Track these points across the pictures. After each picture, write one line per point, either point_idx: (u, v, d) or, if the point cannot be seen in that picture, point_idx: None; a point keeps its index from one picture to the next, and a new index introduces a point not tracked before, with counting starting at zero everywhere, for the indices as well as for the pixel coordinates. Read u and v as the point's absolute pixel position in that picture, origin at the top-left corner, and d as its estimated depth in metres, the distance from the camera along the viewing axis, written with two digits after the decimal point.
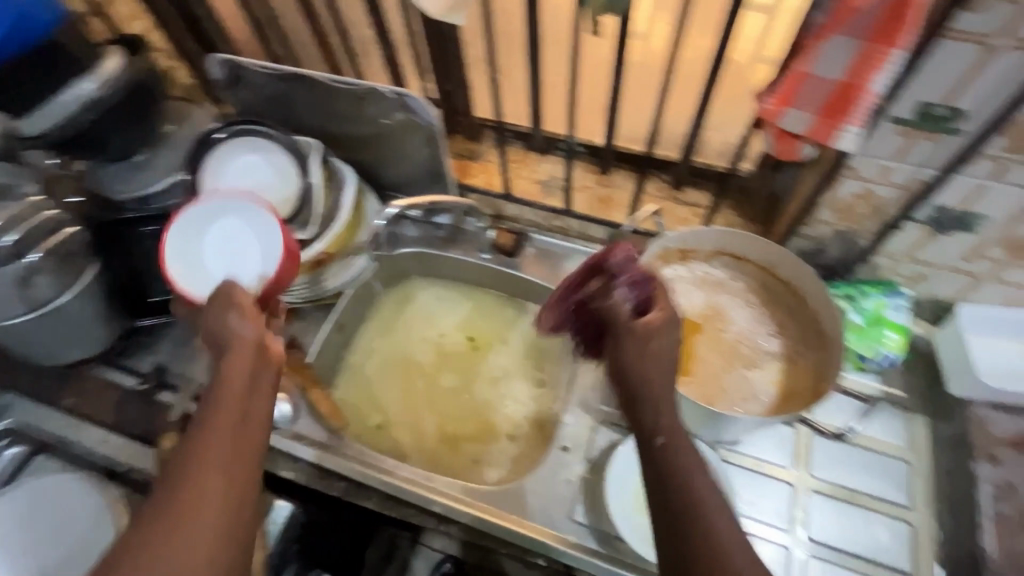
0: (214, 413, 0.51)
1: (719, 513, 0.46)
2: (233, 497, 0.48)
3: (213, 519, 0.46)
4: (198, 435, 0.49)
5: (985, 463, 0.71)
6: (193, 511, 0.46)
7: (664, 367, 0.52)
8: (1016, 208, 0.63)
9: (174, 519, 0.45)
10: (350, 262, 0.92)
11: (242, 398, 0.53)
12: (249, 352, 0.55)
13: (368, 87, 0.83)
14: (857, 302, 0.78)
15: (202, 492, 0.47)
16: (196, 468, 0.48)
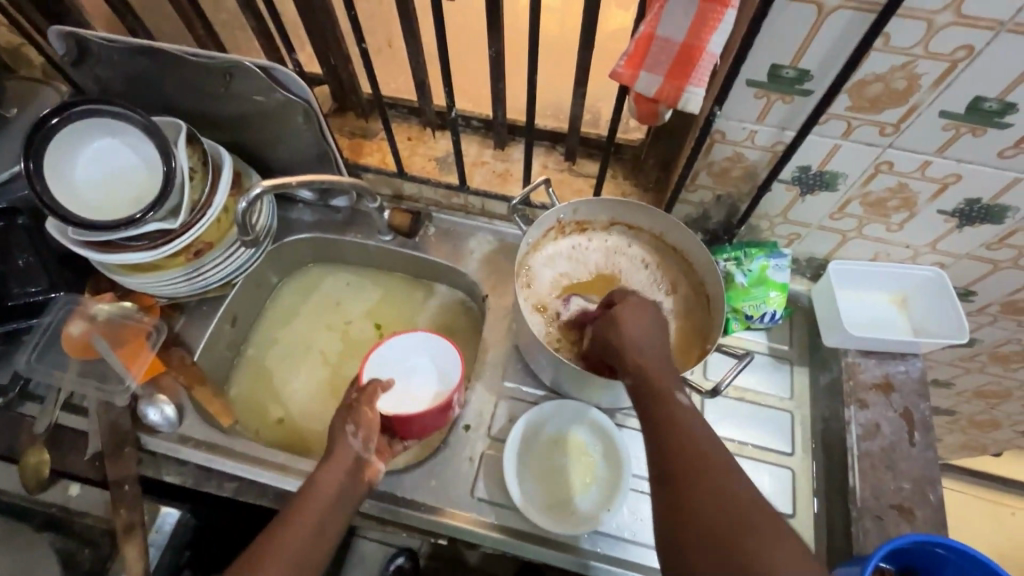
0: (303, 520, 0.60)
1: (712, 490, 0.49)
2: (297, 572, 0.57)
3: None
4: (304, 511, 0.60)
5: (854, 407, 0.75)
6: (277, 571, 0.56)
7: (641, 341, 0.62)
8: (867, 166, 0.66)
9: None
10: (233, 251, 0.84)
11: (331, 505, 0.62)
12: (341, 476, 0.64)
13: (230, 61, 0.75)
14: (742, 264, 0.81)
15: (291, 540, 0.58)
16: (290, 535, 0.58)
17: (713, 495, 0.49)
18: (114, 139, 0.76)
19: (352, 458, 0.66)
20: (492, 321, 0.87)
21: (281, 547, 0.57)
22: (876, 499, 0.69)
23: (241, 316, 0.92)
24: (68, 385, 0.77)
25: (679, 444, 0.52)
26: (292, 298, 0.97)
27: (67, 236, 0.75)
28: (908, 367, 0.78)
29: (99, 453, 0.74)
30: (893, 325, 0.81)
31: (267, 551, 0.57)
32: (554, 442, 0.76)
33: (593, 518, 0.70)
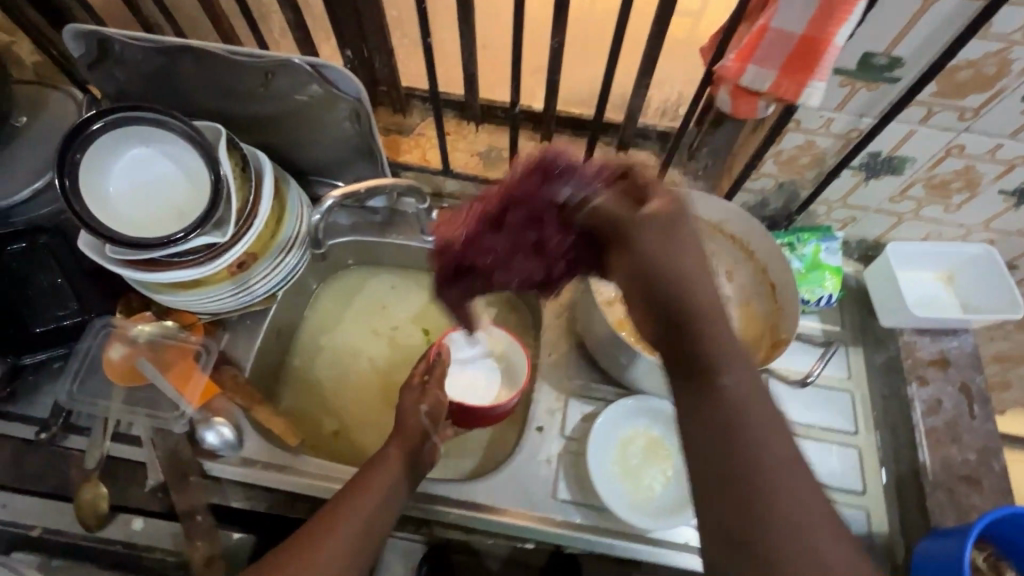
0: (375, 487, 0.58)
1: (787, 468, 0.38)
2: (366, 538, 0.54)
3: (351, 544, 0.52)
4: (377, 476, 0.60)
5: (915, 384, 0.78)
6: (349, 532, 0.53)
7: (680, 269, 0.46)
8: (937, 150, 0.67)
9: (332, 541, 0.51)
10: (278, 262, 0.80)
11: (399, 475, 0.61)
12: (410, 450, 0.64)
13: (276, 59, 0.70)
14: (797, 249, 0.82)
15: (364, 504, 0.56)
16: (363, 496, 0.57)
17: (784, 472, 0.38)
18: (149, 148, 0.71)
19: (420, 433, 0.67)
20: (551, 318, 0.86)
21: (355, 509, 0.55)
22: (947, 472, 0.72)
23: (284, 327, 0.87)
24: (116, 415, 0.73)
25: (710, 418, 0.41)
26: (331, 305, 0.93)
27: (105, 255, 0.69)
28: (961, 342, 0.80)
29: (160, 485, 0.71)
30: (945, 302, 0.82)
31: (338, 512, 0.54)
32: (630, 440, 0.75)
33: (678, 513, 0.71)
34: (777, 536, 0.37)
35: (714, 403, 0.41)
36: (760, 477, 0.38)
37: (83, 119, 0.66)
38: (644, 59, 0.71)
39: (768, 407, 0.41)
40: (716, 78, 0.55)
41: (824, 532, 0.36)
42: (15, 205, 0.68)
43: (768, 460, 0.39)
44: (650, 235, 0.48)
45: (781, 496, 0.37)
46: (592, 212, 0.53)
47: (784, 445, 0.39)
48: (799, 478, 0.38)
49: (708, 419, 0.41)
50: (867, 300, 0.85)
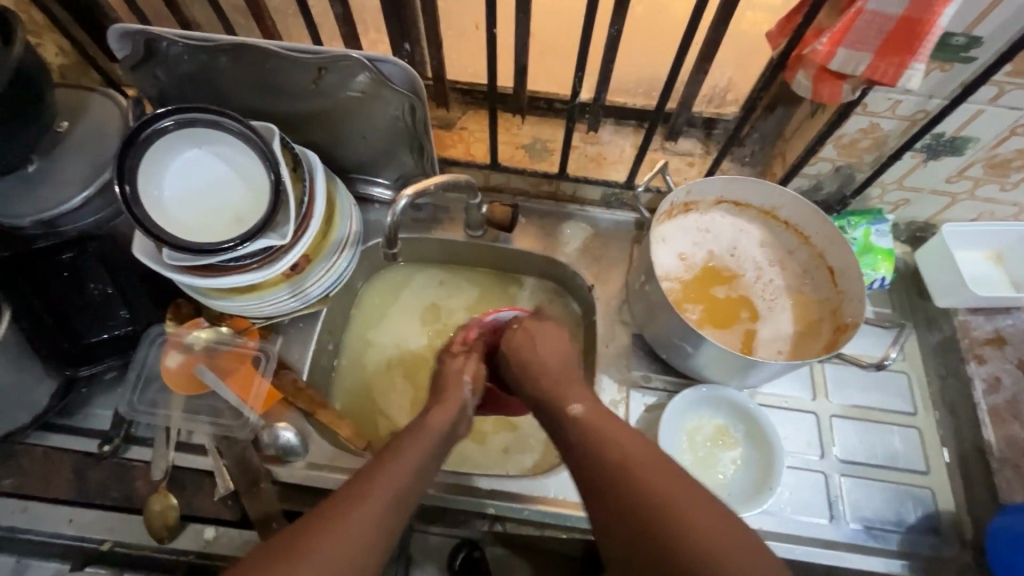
0: (405, 459, 0.56)
1: (660, 477, 0.49)
2: (396, 511, 0.52)
3: (380, 518, 0.50)
4: (407, 450, 0.57)
5: (974, 363, 0.78)
6: (378, 506, 0.51)
7: (551, 375, 0.63)
8: (1002, 129, 0.67)
9: (359, 512, 0.49)
10: (332, 263, 0.78)
11: (428, 450, 0.58)
12: (445, 423, 0.63)
13: (330, 55, 0.68)
14: (848, 233, 0.82)
15: (392, 478, 0.53)
16: (392, 469, 0.54)
17: (661, 487, 0.48)
18: (204, 150, 0.68)
19: (458, 406, 0.65)
20: (606, 310, 0.85)
21: (386, 483, 0.53)
22: (1012, 448, 0.74)
23: (335, 328, 0.86)
24: (178, 424, 0.71)
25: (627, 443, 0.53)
26: (377, 305, 0.92)
27: (162, 261, 0.67)
28: (1015, 320, 0.81)
29: (231, 493, 0.70)
30: (997, 280, 0.83)
31: (370, 485, 0.52)
32: (698, 428, 0.76)
33: (751, 499, 0.72)
34: (690, 543, 0.44)
35: (602, 459, 0.52)
36: (624, 487, 0.49)
37: (152, 116, 0.64)
38: (704, 46, 0.70)
39: (630, 430, 0.55)
40: (797, 61, 0.55)
41: (709, 520, 0.45)
42: (65, 213, 0.67)
43: (647, 481, 0.49)
44: (542, 379, 0.63)
45: (641, 505, 0.47)
46: (528, 369, 0.65)
47: (660, 463, 0.50)
48: (683, 489, 0.48)
49: (601, 475, 0.51)
50: (918, 281, 0.86)
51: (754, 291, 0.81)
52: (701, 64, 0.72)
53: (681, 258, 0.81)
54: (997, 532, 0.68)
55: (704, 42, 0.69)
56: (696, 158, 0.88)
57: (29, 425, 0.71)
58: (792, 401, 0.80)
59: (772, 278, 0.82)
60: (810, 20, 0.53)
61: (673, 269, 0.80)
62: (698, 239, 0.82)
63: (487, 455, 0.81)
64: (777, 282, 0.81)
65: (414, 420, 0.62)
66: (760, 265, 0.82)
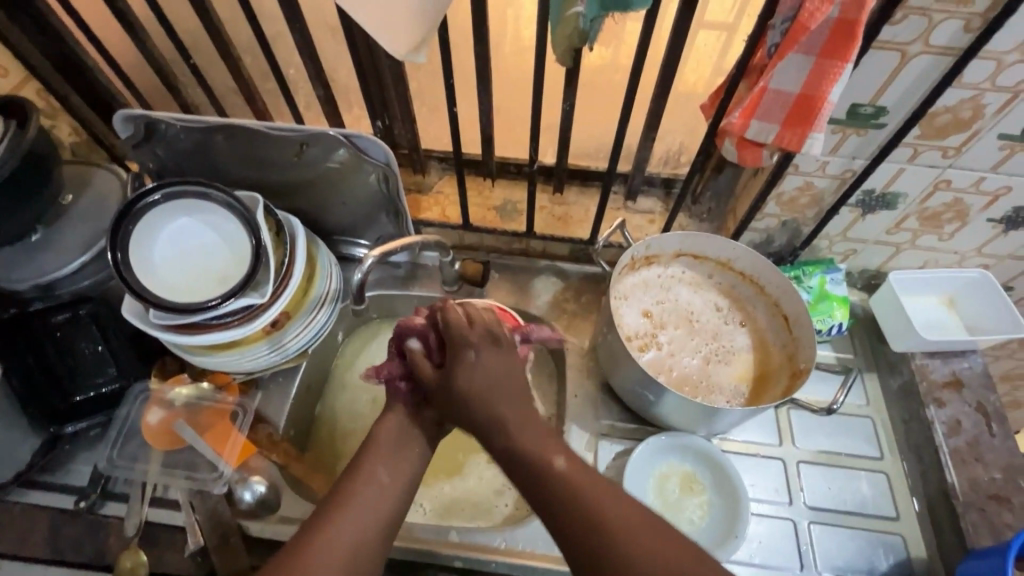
0: (381, 466, 0.60)
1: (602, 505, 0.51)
2: (366, 537, 0.55)
3: (355, 536, 0.54)
4: (381, 456, 0.61)
5: (934, 407, 0.80)
6: (354, 522, 0.55)
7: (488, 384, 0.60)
8: (926, 185, 0.72)
9: (339, 527, 0.54)
10: (309, 320, 0.82)
11: (388, 461, 0.61)
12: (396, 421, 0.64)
13: (309, 131, 0.76)
14: (804, 282, 0.86)
15: (368, 490, 0.57)
16: (366, 485, 0.58)
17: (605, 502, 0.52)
18: (192, 218, 0.75)
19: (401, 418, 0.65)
20: (575, 359, 0.88)
21: (359, 500, 0.56)
22: (975, 492, 0.74)
23: (313, 383, 0.90)
24: (154, 479, 0.74)
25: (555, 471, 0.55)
26: (356, 361, 0.96)
27: (148, 322, 0.71)
28: (971, 363, 0.83)
29: (201, 549, 0.72)
30: (952, 326, 0.86)
31: (340, 507, 0.56)
32: (663, 479, 0.77)
33: (719, 549, 0.72)
34: (626, 549, 0.49)
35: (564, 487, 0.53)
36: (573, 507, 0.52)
37: (143, 191, 0.71)
38: (649, 116, 0.77)
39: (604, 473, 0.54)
40: (721, 131, 0.61)
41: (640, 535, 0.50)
42: (65, 276, 0.71)
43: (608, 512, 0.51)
44: (481, 403, 0.59)
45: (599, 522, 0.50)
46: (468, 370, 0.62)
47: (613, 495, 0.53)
48: (610, 492, 0.53)
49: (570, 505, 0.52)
50: (876, 327, 0.89)
51: (712, 350, 0.84)
52: (648, 131, 0.79)
53: (644, 314, 0.85)
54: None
55: (648, 112, 0.77)
56: (656, 215, 0.95)
57: (10, 482, 0.75)
58: (759, 448, 0.81)
59: (731, 339, 0.85)
60: (728, 94, 0.60)
61: (634, 323, 0.85)
62: (660, 298, 0.87)
63: (459, 507, 0.82)
64: (737, 339, 0.85)
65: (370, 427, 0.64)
66: (716, 324, 0.86)
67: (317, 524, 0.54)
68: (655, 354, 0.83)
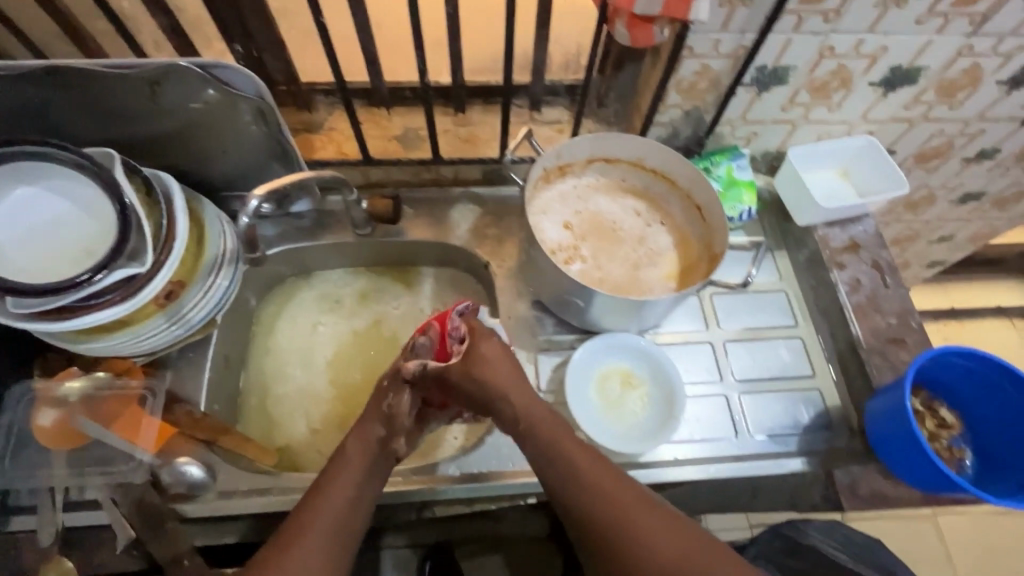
0: (339, 481, 0.61)
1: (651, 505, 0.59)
2: (334, 547, 0.58)
3: (325, 552, 0.57)
4: (339, 474, 0.62)
5: (836, 270, 0.86)
6: (323, 539, 0.57)
7: (501, 363, 0.66)
8: (813, 55, 0.74)
9: (304, 549, 0.56)
10: (210, 286, 0.75)
11: (351, 473, 0.62)
12: (368, 447, 0.64)
13: (157, 66, 0.65)
14: (713, 172, 0.88)
15: (331, 506, 0.59)
16: (329, 499, 0.60)
17: (662, 532, 0.56)
18: (36, 186, 0.64)
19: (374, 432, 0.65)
20: (504, 282, 0.87)
21: (323, 514, 0.58)
22: (876, 338, 0.81)
23: (231, 353, 0.84)
24: (62, 483, 0.66)
25: (573, 458, 0.61)
26: (278, 325, 0.91)
27: (6, 313, 0.61)
28: (865, 226, 0.90)
29: (134, 542, 0.67)
30: (845, 194, 0.91)
31: (305, 525, 0.58)
32: (603, 379, 0.79)
33: (660, 432, 0.75)
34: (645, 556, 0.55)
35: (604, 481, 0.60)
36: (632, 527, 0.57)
37: None
38: (539, 11, 0.72)
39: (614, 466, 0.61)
40: (611, 12, 0.59)
41: (674, 549, 0.55)
42: None
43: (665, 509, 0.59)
44: (502, 378, 0.64)
45: (601, 513, 0.58)
46: (484, 389, 0.65)
47: (631, 497, 0.58)
48: (620, 485, 0.59)
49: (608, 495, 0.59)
50: (782, 207, 0.93)
51: (635, 250, 0.85)
52: (540, 29, 0.74)
53: (565, 227, 0.85)
54: (869, 418, 0.75)
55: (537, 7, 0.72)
56: (564, 125, 0.92)
57: None
58: (688, 335, 0.85)
59: (651, 237, 0.86)
60: None
61: (557, 237, 0.84)
62: (578, 208, 0.87)
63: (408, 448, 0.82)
64: (657, 237, 0.86)
65: (336, 452, 0.64)
66: (636, 226, 0.87)
67: (279, 550, 0.56)
68: (580, 261, 0.83)
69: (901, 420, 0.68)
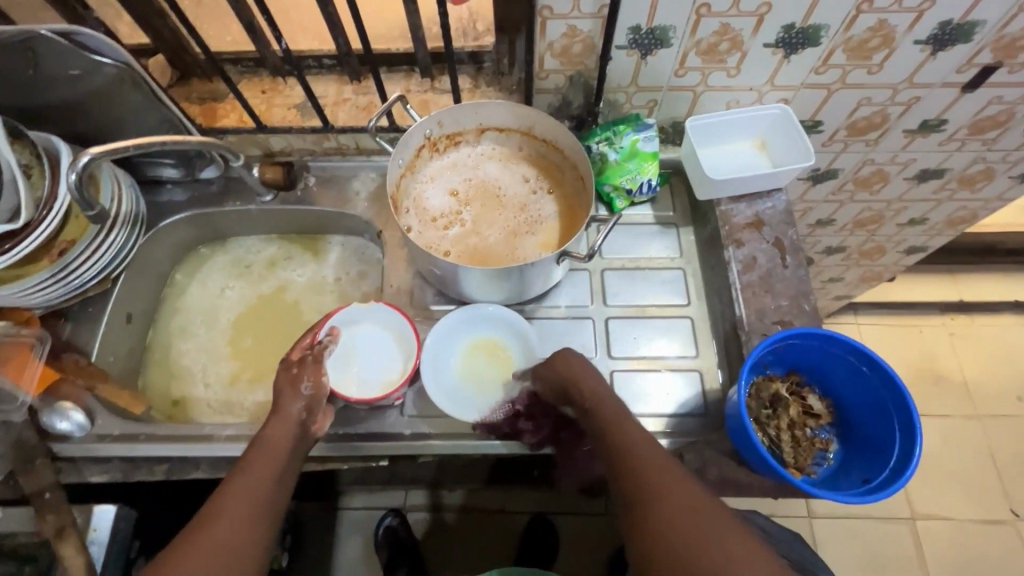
0: (259, 461, 0.62)
1: (617, 429, 0.61)
2: (241, 532, 0.56)
3: (232, 533, 0.55)
4: (262, 455, 0.63)
5: (732, 248, 0.81)
6: (232, 516, 0.56)
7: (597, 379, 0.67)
8: (689, 13, 0.69)
9: (211, 525, 0.55)
10: (100, 245, 0.80)
11: (273, 458, 0.63)
12: (290, 430, 0.66)
13: (20, 33, 0.68)
14: (613, 142, 0.82)
15: (242, 485, 0.59)
16: (242, 478, 0.60)
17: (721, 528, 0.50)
18: None
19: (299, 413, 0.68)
20: (393, 250, 0.88)
21: (235, 492, 0.58)
22: (763, 320, 0.77)
23: (136, 309, 0.89)
24: None
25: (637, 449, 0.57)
26: (190, 286, 0.96)
27: None
28: (775, 202, 0.84)
29: (10, 473, 0.74)
30: (756, 166, 0.85)
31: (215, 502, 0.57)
32: (466, 350, 0.79)
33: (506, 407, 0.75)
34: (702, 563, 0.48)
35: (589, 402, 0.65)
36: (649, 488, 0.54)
37: None
38: None
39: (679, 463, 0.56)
40: None
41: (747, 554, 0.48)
42: None
43: (647, 447, 0.57)
44: (606, 396, 0.64)
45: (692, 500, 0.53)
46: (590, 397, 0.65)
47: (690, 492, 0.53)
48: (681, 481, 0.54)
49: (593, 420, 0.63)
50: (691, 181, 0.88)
51: (517, 221, 0.83)
52: None
53: (450, 196, 0.85)
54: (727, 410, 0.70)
55: None
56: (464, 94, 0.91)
57: None
58: (570, 310, 0.83)
59: (538, 208, 0.84)
60: None
61: (440, 207, 0.84)
62: (467, 177, 0.86)
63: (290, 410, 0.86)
64: (544, 209, 0.84)
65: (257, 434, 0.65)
66: (524, 197, 0.85)
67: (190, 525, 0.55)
68: (458, 230, 0.82)
69: (743, 431, 0.63)
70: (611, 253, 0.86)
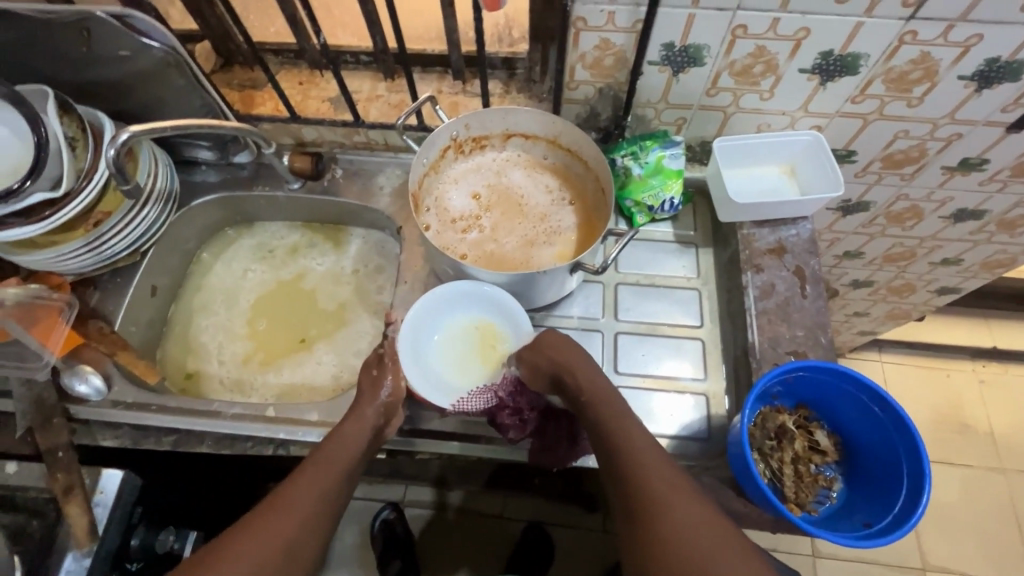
0: (328, 461, 0.65)
1: (653, 461, 0.59)
2: (301, 528, 0.59)
3: (293, 528, 0.59)
4: (331, 455, 0.65)
5: (751, 272, 0.80)
6: (294, 513, 0.60)
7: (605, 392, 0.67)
8: (724, 34, 0.68)
9: (275, 518, 0.59)
10: (133, 218, 0.83)
11: (340, 460, 0.66)
12: (364, 434, 0.68)
13: (79, 13, 0.72)
14: (639, 157, 0.81)
15: (309, 484, 0.62)
16: (306, 476, 0.63)
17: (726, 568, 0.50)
18: None
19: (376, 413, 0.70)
20: (410, 247, 0.89)
21: (299, 489, 0.61)
22: (776, 349, 0.75)
23: (161, 283, 0.92)
24: None
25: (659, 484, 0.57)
26: (214, 265, 0.99)
27: None
28: (799, 230, 0.82)
29: (28, 430, 0.76)
30: (783, 192, 0.83)
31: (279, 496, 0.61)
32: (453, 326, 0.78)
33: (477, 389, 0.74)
34: None
35: (617, 412, 0.64)
36: (660, 524, 0.54)
37: None
38: None
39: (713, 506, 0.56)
40: None
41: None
42: None
43: (668, 478, 0.57)
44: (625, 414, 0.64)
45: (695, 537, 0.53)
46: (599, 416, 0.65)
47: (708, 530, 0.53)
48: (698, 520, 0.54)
49: (609, 439, 0.62)
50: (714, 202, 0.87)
51: (535, 229, 0.83)
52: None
53: (471, 198, 0.85)
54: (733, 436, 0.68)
55: None
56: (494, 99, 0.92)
57: None
58: (580, 321, 0.83)
59: (557, 217, 0.84)
60: None
61: (460, 208, 0.85)
62: (489, 181, 0.87)
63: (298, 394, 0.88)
64: (563, 218, 0.84)
65: (331, 431, 0.68)
66: (544, 205, 0.85)
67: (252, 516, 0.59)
68: (476, 232, 0.83)
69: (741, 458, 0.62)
70: (626, 268, 0.86)
